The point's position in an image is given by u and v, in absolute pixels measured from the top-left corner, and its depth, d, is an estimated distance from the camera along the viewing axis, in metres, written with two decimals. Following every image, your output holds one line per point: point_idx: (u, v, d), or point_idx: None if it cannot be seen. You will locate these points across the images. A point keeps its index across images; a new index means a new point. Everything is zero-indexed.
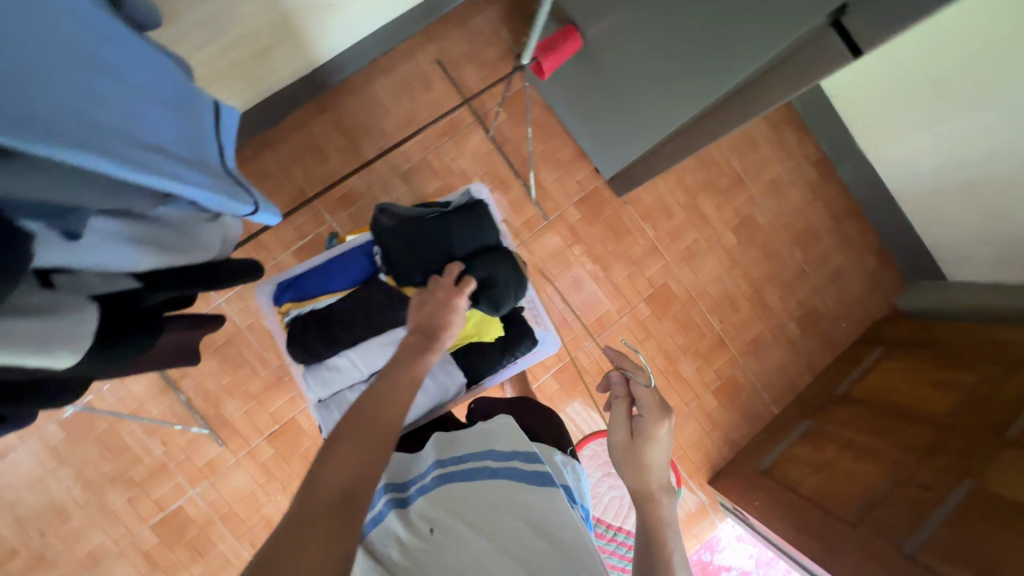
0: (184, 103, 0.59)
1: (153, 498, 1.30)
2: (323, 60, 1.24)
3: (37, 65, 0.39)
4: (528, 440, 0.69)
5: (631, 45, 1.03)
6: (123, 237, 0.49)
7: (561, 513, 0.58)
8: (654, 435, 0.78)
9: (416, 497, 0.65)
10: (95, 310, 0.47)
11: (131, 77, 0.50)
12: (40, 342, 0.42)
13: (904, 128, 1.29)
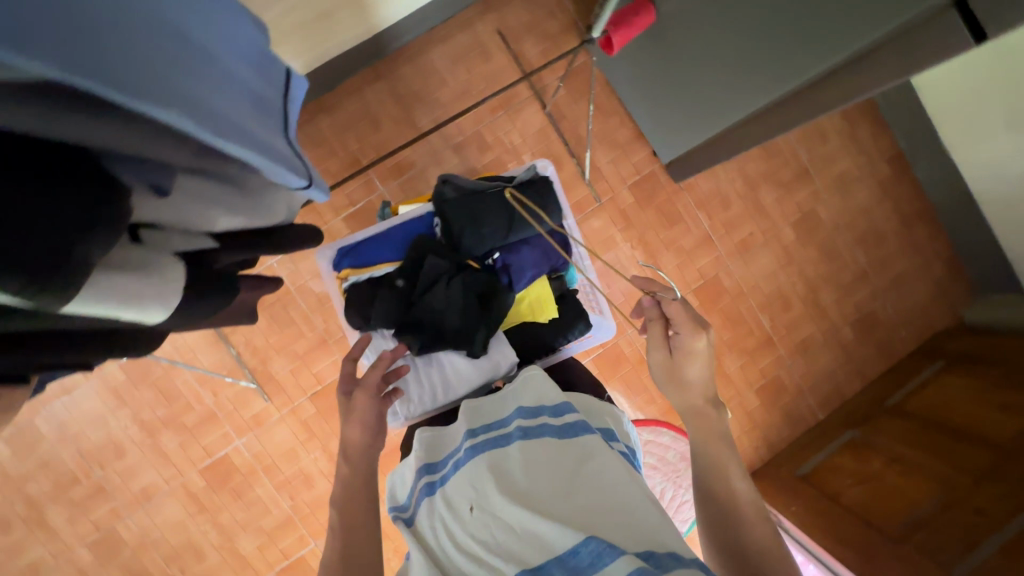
0: (266, 65, 0.59)
1: (202, 444, 1.37)
2: (384, 26, 1.22)
3: (134, 17, 0.39)
4: (556, 391, 0.65)
5: (702, 28, 0.96)
6: (199, 198, 0.48)
7: (612, 487, 0.52)
8: (692, 350, 0.73)
9: (450, 474, 0.59)
10: (181, 267, 0.45)
11: (217, 37, 0.49)
12: (134, 300, 0.40)
13: (997, 129, 1.19)
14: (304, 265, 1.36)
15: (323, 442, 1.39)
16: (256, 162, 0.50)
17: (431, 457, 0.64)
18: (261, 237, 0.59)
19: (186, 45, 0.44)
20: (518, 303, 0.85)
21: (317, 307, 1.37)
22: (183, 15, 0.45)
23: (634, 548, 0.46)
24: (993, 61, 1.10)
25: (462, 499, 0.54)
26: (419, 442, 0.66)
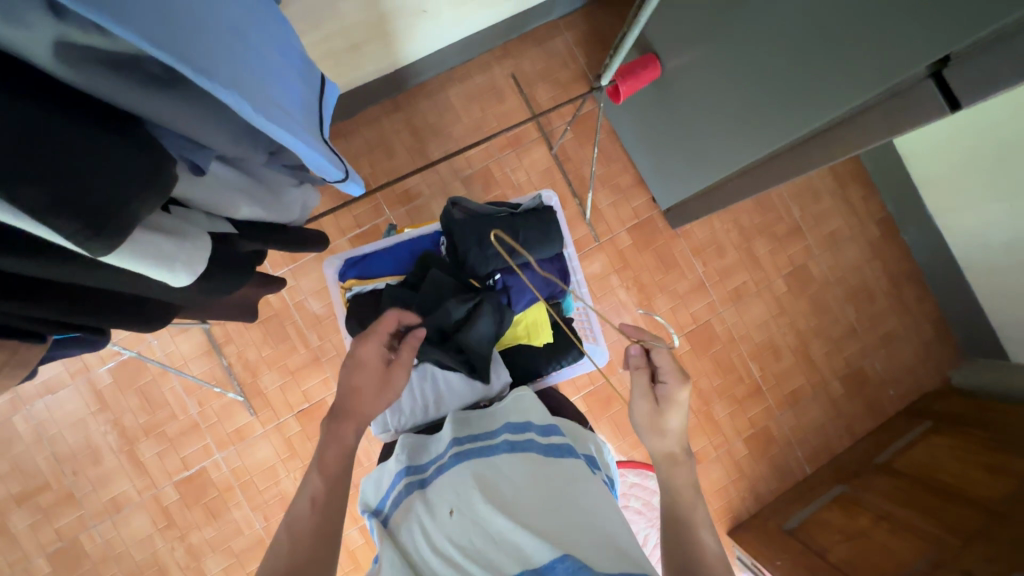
0: (309, 70, 0.60)
1: (181, 455, 1.34)
2: (406, 62, 1.30)
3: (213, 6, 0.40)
4: (544, 413, 0.66)
5: (703, 84, 1.02)
6: (227, 183, 0.50)
7: (587, 507, 0.53)
8: (676, 399, 0.74)
9: (433, 477, 0.60)
10: (207, 241, 0.47)
11: (274, 37, 0.51)
12: (165, 261, 0.41)
13: (982, 197, 1.25)
14: (305, 282, 1.37)
15: (304, 463, 1.36)
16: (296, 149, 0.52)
17: (413, 460, 0.65)
18: (271, 238, 0.60)
19: (244, 36, 0.45)
20: (515, 324, 0.87)
21: (313, 324, 1.38)
22: (250, 14, 0.47)
23: (603, 566, 0.45)
24: (976, 132, 1.17)
25: (443, 502, 0.54)
26: (403, 445, 0.68)
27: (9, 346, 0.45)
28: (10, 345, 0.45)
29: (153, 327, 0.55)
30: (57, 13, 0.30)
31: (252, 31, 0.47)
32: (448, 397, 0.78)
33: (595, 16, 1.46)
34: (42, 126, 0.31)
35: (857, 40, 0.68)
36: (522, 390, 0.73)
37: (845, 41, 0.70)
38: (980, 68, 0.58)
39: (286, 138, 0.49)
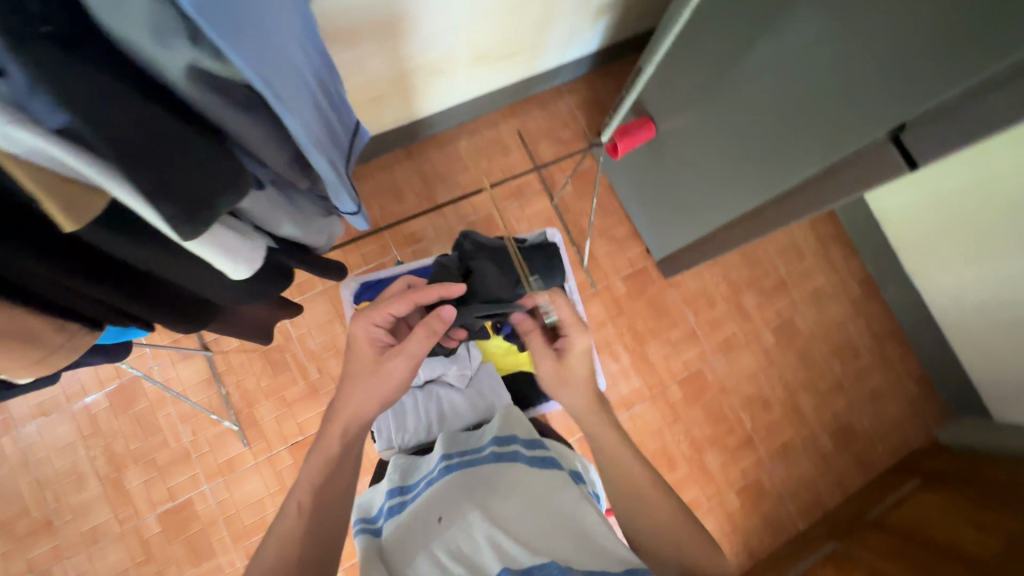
0: (347, 116, 0.67)
1: (168, 485, 1.32)
2: (421, 115, 1.41)
3: (295, 52, 0.47)
4: (529, 429, 0.68)
5: (696, 145, 1.11)
6: (274, 204, 0.55)
7: (575, 512, 0.53)
8: (579, 348, 0.76)
9: (421, 491, 0.60)
10: (264, 247, 0.52)
11: (328, 83, 0.58)
12: (232, 253, 0.46)
13: (956, 259, 1.34)
14: (309, 314, 1.41)
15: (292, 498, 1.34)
16: (330, 181, 0.57)
17: (403, 481, 0.65)
18: (303, 258, 0.65)
19: (308, 76, 0.51)
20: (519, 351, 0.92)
21: (314, 356, 1.40)
22: (315, 62, 0.54)
23: (584, 565, 0.46)
24: (945, 198, 1.28)
25: (430, 512, 0.54)
26: (394, 467, 0.69)
27: (70, 328, 0.48)
28: (70, 327, 0.48)
29: (188, 330, 0.60)
30: (194, 42, 0.35)
31: (312, 69, 0.53)
32: (451, 417, 0.81)
33: (595, 84, 1.60)
34: (172, 132, 0.36)
35: (832, 109, 0.76)
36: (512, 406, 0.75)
37: (822, 110, 0.78)
38: (935, 133, 0.65)
39: (324, 169, 0.54)
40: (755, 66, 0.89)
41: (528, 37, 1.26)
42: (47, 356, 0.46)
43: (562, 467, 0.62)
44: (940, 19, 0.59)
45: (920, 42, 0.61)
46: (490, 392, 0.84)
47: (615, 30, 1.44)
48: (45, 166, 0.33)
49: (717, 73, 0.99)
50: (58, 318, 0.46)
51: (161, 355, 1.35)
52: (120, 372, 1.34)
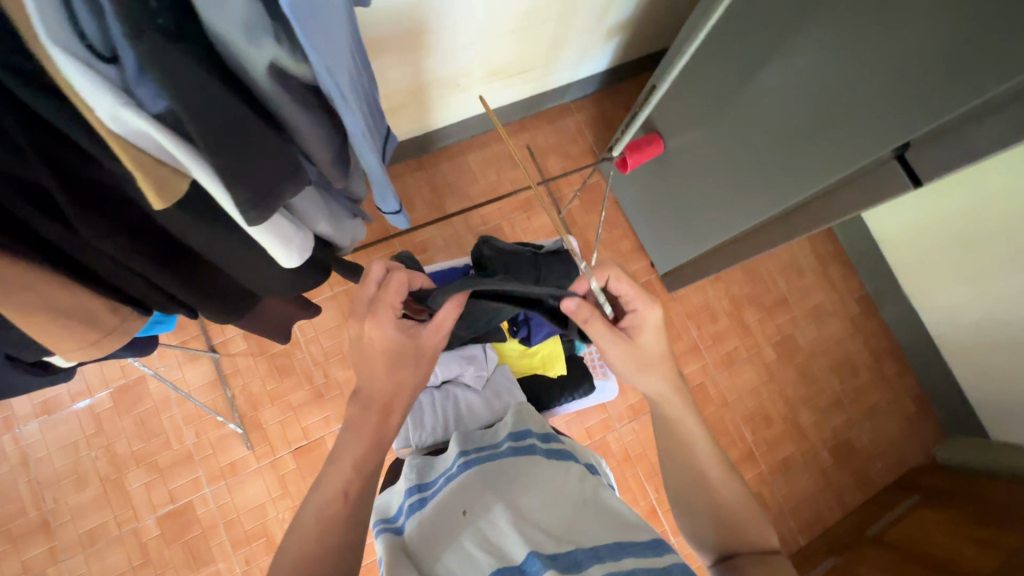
0: (381, 124, 0.70)
1: (169, 488, 1.31)
2: (435, 127, 1.45)
3: (350, 56, 0.50)
4: (542, 425, 0.68)
5: (703, 161, 1.14)
6: (314, 199, 0.58)
7: (598, 499, 0.53)
8: (649, 322, 0.73)
9: (441, 487, 0.58)
10: (310, 239, 0.55)
11: (369, 90, 0.61)
12: (286, 241, 0.50)
13: (954, 278, 1.38)
14: (317, 319, 1.42)
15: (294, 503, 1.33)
16: (375, 182, 0.59)
17: (421, 479, 0.64)
18: (328, 256, 0.67)
19: (358, 79, 0.54)
20: (533, 354, 0.98)
21: (321, 361, 1.41)
22: (360, 67, 0.57)
23: (613, 540, 0.46)
24: (944, 218, 1.32)
25: (452, 504, 0.53)
26: (410, 466, 0.68)
27: (123, 312, 0.57)
28: (121, 310, 0.57)
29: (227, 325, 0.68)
30: (278, 42, 0.40)
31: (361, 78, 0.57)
32: (467, 417, 0.83)
33: (602, 102, 1.64)
34: (244, 116, 0.38)
35: (835, 128, 0.80)
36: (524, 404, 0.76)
37: (825, 130, 0.81)
38: (938, 151, 0.68)
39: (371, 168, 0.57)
40: (761, 87, 0.93)
41: (542, 54, 1.31)
42: (101, 336, 0.55)
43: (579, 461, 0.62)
44: (940, 46, 0.62)
45: (922, 66, 0.65)
46: (504, 394, 0.87)
47: (624, 51, 1.49)
48: (144, 148, 0.39)
49: (725, 93, 1.03)
50: (116, 302, 0.56)
51: (168, 356, 1.36)
52: (127, 372, 1.34)
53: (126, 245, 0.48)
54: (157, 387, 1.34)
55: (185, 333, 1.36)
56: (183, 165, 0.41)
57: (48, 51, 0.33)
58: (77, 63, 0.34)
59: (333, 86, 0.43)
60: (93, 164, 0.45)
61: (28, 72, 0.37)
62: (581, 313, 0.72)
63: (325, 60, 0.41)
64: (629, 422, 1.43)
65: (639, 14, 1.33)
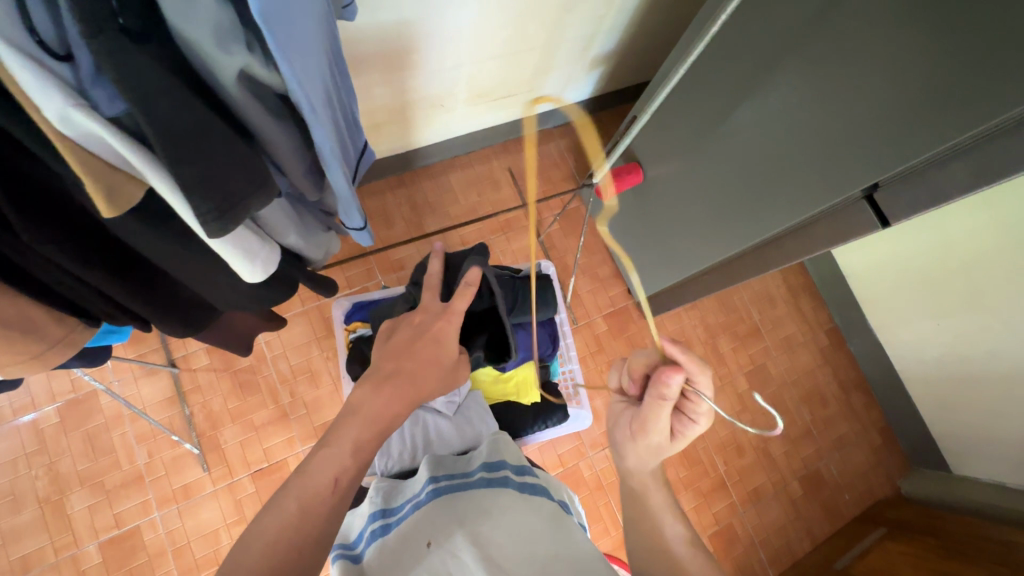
0: (359, 137, 0.69)
1: (115, 511, 1.23)
2: (418, 145, 1.44)
3: (325, 68, 0.49)
4: (519, 456, 0.67)
5: (681, 191, 1.16)
6: (283, 212, 0.56)
7: (569, 539, 0.50)
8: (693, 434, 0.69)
9: (408, 514, 0.56)
10: (277, 254, 0.53)
11: (346, 102, 0.60)
12: (248, 253, 0.48)
13: (917, 313, 1.43)
14: (286, 336, 1.37)
15: None
16: (346, 197, 0.58)
17: (387, 503, 0.61)
18: (299, 270, 0.65)
19: (333, 92, 0.53)
20: (506, 381, 0.98)
21: (288, 380, 1.35)
22: (336, 79, 0.56)
23: None
24: (908, 256, 1.38)
25: (419, 536, 0.50)
26: (377, 489, 0.65)
27: (69, 323, 0.54)
28: (68, 321, 0.54)
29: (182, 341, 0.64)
30: (249, 50, 0.39)
31: (337, 92, 0.56)
32: (437, 443, 0.81)
33: None
34: (205, 124, 0.37)
35: (808, 165, 0.82)
36: (503, 433, 0.74)
37: (799, 166, 0.84)
38: (906, 193, 0.70)
39: (343, 185, 0.55)
40: (738, 123, 0.95)
41: (526, 80, 1.32)
42: (45, 348, 0.52)
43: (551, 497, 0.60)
44: (906, 94, 0.65)
45: (889, 113, 0.68)
46: (477, 423, 0.85)
47: (607, 81, 1.53)
48: (96, 152, 0.37)
49: (704, 126, 1.06)
50: (62, 312, 0.53)
51: (124, 370, 1.29)
52: (77, 386, 1.26)
53: (74, 253, 0.46)
54: (110, 403, 1.27)
55: (144, 346, 1.30)
56: (139, 172, 0.39)
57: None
58: (21, 58, 0.32)
59: (304, 98, 0.42)
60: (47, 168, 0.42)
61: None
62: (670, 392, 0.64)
63: (297, 71, 0.40)
64: (603, 449, 1.41)
65: (623, 47, 1.37)
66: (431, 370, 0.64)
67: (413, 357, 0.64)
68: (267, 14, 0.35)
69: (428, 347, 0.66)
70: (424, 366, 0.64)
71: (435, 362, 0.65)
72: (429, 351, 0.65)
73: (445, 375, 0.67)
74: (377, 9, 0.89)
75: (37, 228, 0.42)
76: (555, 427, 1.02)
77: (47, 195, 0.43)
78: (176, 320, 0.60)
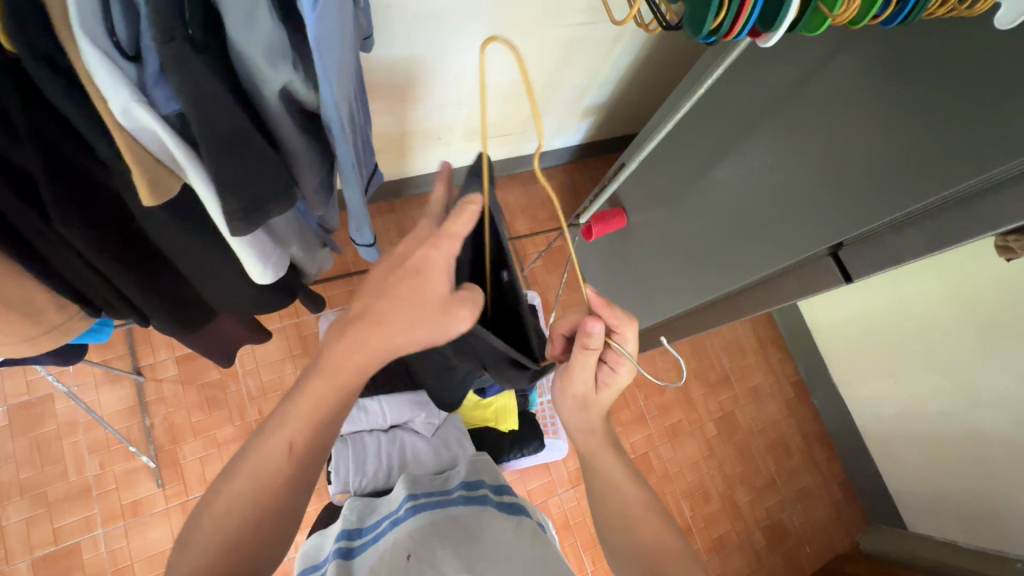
0: (370, 161, 0.72)
1: (54, 526, 1.15)
2: (411, 175, 1.47)
3: (351, 91, 0.53)
4: (497, 476, 0.68)
5: (663, 238, 1.21)
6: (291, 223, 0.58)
7: (549, 558, 0.52)
8: (616, 386, 0.68)
9: (385, 531, 0.56)
10: (286, 263, 0.55)
11: (362, 127, 0.64)
12: (262, 257, 0.49)
13: (878, 372, 1.50)
14: (260, 350, 1.35)
15: None
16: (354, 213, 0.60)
17: (360, 522, 0.61)
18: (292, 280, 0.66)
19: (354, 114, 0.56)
20: (486, 408, 0.98)
21: (258, 397, 1.32)
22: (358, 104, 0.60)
23: None
24: (872, 314, 1.45)
25: (397, 549, 0.50)
26: (350, 508, 0.64)
27: (70, 310, 0.54)
28: (70, 309, 0.54)
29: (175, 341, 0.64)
30: (294, 68, 0.42)
31: (358, 114, 0.59)
32: (413, 463, 0.81)
33: (572, 173, 1.73)
34: (245, 131, 0.39)
35: (782, 222, 0.87)
36: (485, 454, 0.74)
37: (774, 224, 0.89)
38: (867, 253, 0.75)
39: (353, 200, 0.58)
40: (720, 178, 1.02)
41: (522, 122, 1.39)
42: (40, 332, 0.52)
43: (529, 513, 0.61)
44: (871, 164, 0.72)
45: (855, 178, 0.74)
46: (455, 445, 0.85)
47: (598, 129, 1.61)
48: (145, 145, 0.40)
49: (686, 179, 1.12)
50: (65, 299, 0.53)
51: (85, 375, 1.24)
52: (32, 389, 1.21)
53: (94, 243, 0.47)
54: (65, 410, 1.21)
55: (110, 351, 1.26)
56: (183, 169, 0.42)
57: (76, 43, 0.35)
58: (100, 56, 0.35)
59: (337, 117, 0.45)
60: (88, 159, 0.45)
61: (55, 59, 0.37)
62: (593, 343, 0.62)
63: (334, 93, 0.43)
64: (572, 488, 1.41)
65: (614, 99, 1.46)
66: (407, 310, 0.49)
67: (386, 297, 0.49)
68: (319, 40, 0.38)
69: (405, 284, 0.48)
70: (394, 304, 0.49)
71: (414, 301, 0.49)
72: (406, 288, 0.48)
73: (426, 321, 0.49)
74: (391, 41, 0.95)
75: (66, 215, 0.44)
76: (529, 456, 1.03)
77: (83, 183, 0.45)
78: (172, 319, 0.60)
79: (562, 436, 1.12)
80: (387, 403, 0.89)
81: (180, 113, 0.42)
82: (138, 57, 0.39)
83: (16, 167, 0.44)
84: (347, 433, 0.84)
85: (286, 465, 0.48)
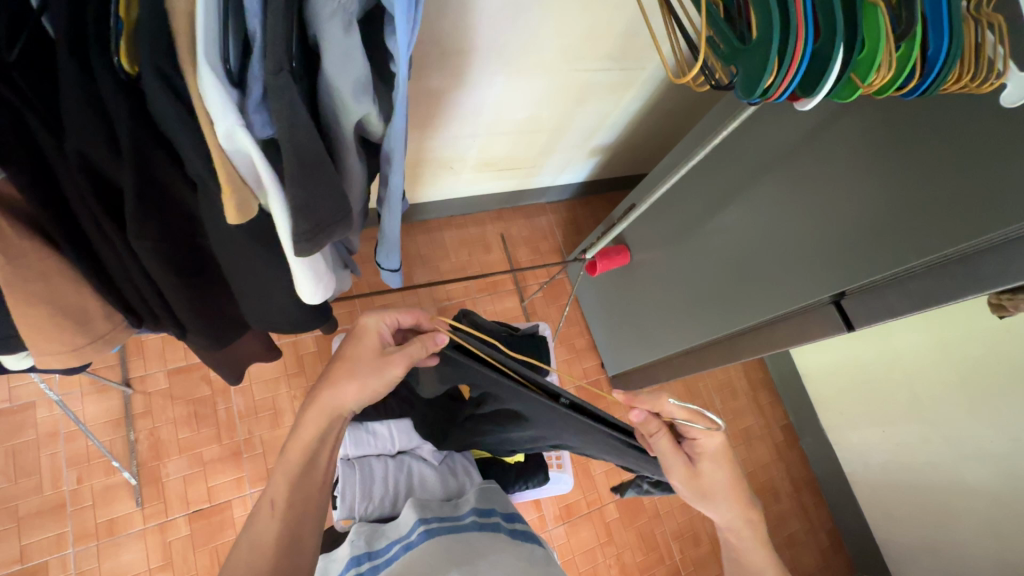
0: None
1: (21, 544, 1.09)
2: (418, 201, 1.47)
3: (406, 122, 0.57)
4: (508, 505, 0.69)
5: (665, 277, 1.24)
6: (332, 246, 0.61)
7: None
8: (710, 451, 0.67)
9: (398, 556, 0.55)
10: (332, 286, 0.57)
11: None
12: (317, 277, 0.52)
13: (866, 420, 1.53)
14: (256, 368, 1.33)
15: None
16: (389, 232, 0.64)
17: (369, 546, 0.60)
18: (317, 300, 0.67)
19: None
20: None
21: (248, 415, 1.29)
22: None
23: None
24: (863, 362, 1.49)
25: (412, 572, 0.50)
26: (358, 532, 0.63)
27: (115, 320, 0.57)
28: (115, 318, 0.57)
29: (202, 356, 0.65)
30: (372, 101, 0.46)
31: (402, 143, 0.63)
32: (420, 490, 0.81)
33: (575, 209, 1.77)
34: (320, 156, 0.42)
35: (784, 269, 0.91)
36: (491, 483, 0.74)
37: (777, 273, 0.92)
38: (871, 302, 0.79)
39: (392, 221, 0.61)
40: (722, 224, 1.05)
41: (533, 157, 1.43)
42: (87, 341, 0.54)
43: (541, 544, 0.62)
44: (873, 221, 0.75)
45: (856, 232, 0.78)
46: (463, 476, 0.85)
47: (602, 169, 1.67)
48: (237, 166, 0.42)
49: (691, 222, 1.15)
50: (110, 307, 0.56)
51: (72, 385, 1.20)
52: (14, 396, 1.16)
53: (159, 251, 0.49)
54: (48, 419, 1.17)
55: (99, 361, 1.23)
56: (264, 188, 0.44)
57: (197, 67, 0.37)
58: (216, 79, 0.37)
59: (398, 150, 0.52)
60: (171, 173, 0.47)
61: (166, 77, 0.39)
62: (647, 428, 0.65)
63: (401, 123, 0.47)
64: (562, 523, 1.39)
65: (620, 142, 1.52)
66: (350, 365, 0.61)
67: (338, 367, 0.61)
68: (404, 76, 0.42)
69: (348, 351, 0.62)
70: (338, 371, 0.61)
71: (356, 360, 0.61)
72: (348, 351, 0.62)
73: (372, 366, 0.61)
74: (419, 74, 0.98)
75: (142, 224, 0.46)
76: (535, 488, 1.02)
77: (160, 195, 0.48)
78: (206, 330, 0.61)
79: (567, 468, 1.12)
80: (395, 428, 0.91)
81: (269, 137, 0.44)
82: (240, 83, 0.41)
83: (102, 175, 0.46)
84: (355, 457, 0.84)
85: (275, 521, 0.54)
